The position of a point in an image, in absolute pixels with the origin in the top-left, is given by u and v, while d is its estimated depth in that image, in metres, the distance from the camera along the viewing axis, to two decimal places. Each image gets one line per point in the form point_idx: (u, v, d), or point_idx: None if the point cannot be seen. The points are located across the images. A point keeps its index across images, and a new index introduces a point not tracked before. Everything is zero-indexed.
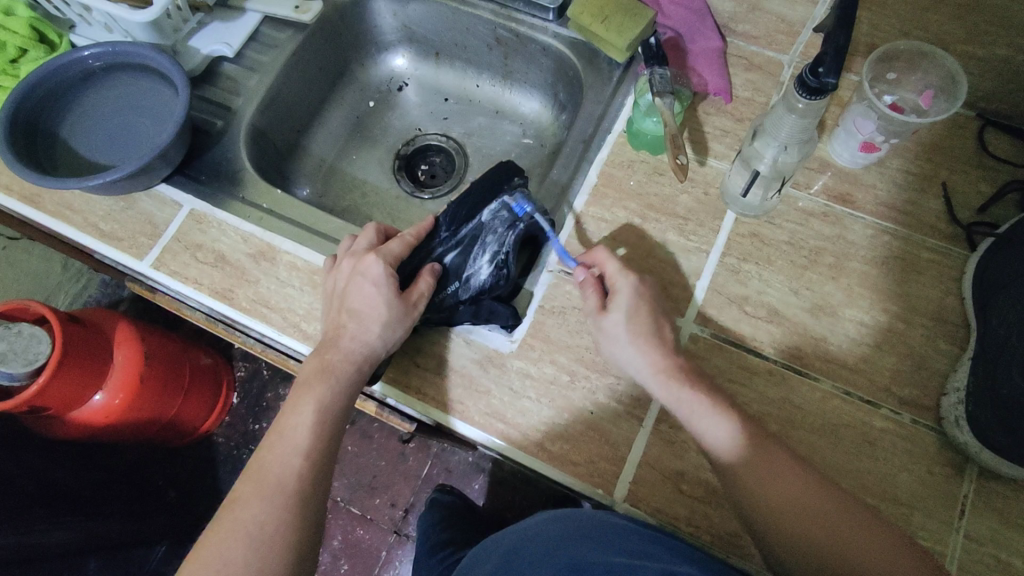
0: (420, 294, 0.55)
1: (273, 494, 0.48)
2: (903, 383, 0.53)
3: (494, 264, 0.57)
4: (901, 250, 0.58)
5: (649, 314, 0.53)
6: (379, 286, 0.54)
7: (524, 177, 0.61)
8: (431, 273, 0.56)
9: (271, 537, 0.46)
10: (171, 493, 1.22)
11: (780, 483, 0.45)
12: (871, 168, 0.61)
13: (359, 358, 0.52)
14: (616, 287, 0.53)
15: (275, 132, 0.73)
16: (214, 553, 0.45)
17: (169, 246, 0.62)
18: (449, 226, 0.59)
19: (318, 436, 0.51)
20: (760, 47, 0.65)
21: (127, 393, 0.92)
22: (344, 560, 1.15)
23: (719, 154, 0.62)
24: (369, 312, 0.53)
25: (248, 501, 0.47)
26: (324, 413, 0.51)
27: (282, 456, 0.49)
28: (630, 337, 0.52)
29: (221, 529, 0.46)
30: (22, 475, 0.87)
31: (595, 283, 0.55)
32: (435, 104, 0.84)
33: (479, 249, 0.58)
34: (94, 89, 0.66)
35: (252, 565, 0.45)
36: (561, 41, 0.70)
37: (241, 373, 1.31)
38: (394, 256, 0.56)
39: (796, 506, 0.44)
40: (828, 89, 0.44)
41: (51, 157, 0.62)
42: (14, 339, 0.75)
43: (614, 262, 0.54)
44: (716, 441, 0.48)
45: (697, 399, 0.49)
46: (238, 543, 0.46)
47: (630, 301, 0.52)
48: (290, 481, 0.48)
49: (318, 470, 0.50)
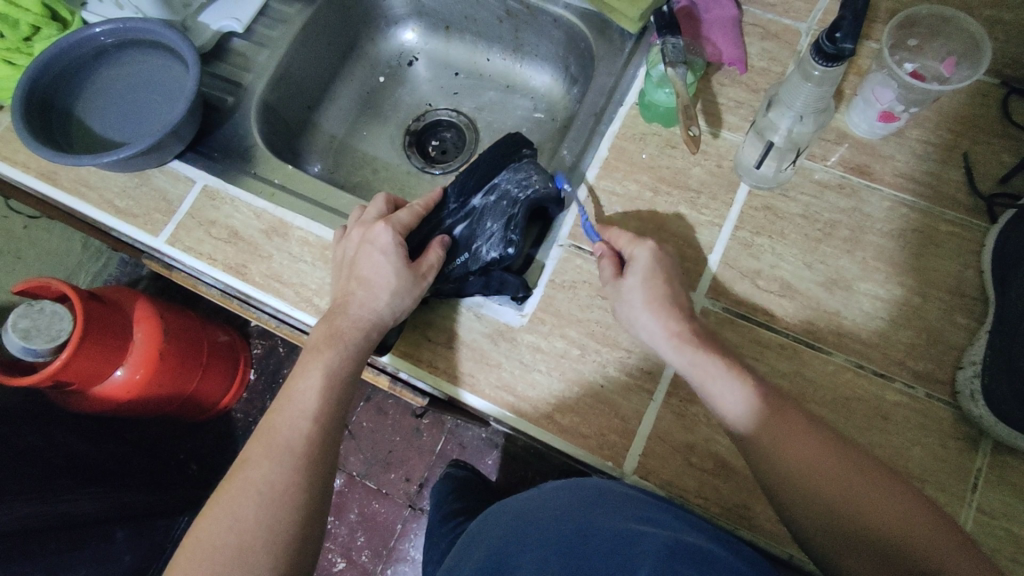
0: (430, 266, 0.56)
1: (283, 455, 0.49)
2: (919, 356, 0.53)
3: (503, 235, 0.55)
4: (919, 222, 0.57)
5: (664, 283, 0.52)
6: (388, 255, 0.54)
7: (533, 148, 0.61)
8: (442, 245, 0.57)
9: (282, 496, 0.47)
10: (193, 467, 1.25)
11: (804, 448, 0.45)
12: (890, 139, 0.59)
13: (368, 325, 0.53)
14: (634, 256, 0.53)
15: (287, 107, 0.73)
16: (226, 510, 0.47)
17: (183, 223, 0.63)
18: (458, 197, 0.60)
19: (325, 400, 0.51)
20: (777, 15, 0.64)
21: (147, 368, 0.94)
22: (361, 533, 1.18)
23: (733, 126, 0.61)
24: (379, 278, 0.54)
25: (259, 462, 0.49)
26: (332, 378, 0.52)
27: (291, 419, 0.51)
28: (642, 308, 0.51)
29: (232, 488, 0.48)
30: (50, 449, 0.92)
31: (612, 255, 0.55)
32: (445, 79, 0.84)
33: (487, 222, 0.57)
34: (106, 66, 0.66)
35: (261, 521, 0.46)
36: (572, 11, 0.69)
37: (258, 350, 1.33)
38: (403, 224, 0.57)
39: (821, 474, 0.44)
40: (847, 55, 0.43)
41: (66, 134, 0.63)
42: (36, 317, 0.79)
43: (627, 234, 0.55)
44: (736, 413, 0.47)
45: (720, 365, 0.48)
46: (248, 501, 0.47)
47: (647, 267, 0.52)
48: (299, 443, 0.50)
49: (327, 435, 0.51)
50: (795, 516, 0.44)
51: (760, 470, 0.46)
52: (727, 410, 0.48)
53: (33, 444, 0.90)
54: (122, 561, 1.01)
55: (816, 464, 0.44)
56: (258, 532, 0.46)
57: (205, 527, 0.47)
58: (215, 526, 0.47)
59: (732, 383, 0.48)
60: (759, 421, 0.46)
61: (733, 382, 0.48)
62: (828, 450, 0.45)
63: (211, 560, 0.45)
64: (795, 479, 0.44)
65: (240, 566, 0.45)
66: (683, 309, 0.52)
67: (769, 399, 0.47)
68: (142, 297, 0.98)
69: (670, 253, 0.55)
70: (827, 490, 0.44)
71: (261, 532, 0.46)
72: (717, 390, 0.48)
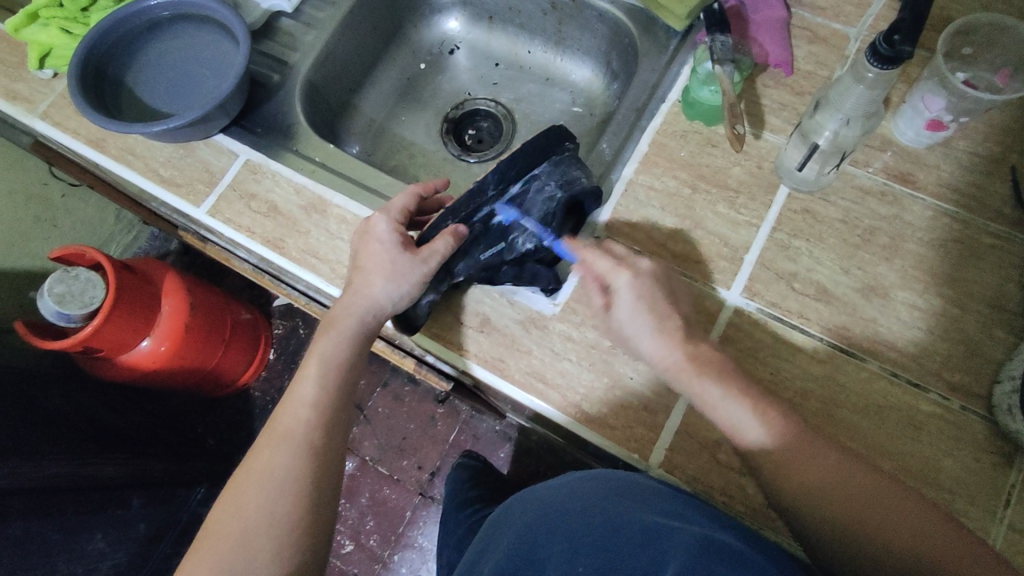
0: (435, 251, 0.54)
1: (284, 443, 0.51)
2: (954, 369, 0.52)
3: (540, 227, 0.56)
4: (961, 233, 0.56)
5: (652, 309, 0.51)
6: (383, 243, 0.55)
7: (575, 142, 0.59)
8: (453, 234, 0.55)
9: (283, 483, 0.49)
10: (209, 441, 1.28)
11: (809, 457, 0.45)
12: (936, 148, 0.59)
13: (362, 309, 0.54)
14: (614, 286, 0.52)
15: (329, 88, 0.74)
16: (235, 498, 0.49)
17: (225, 195, 0.64)
18: (497, 185, 0.57)
19: (323, 389, 0.53)
20: (826, 18, 0.63)
21: (172, 341, 0.96)
22: (371, 517, 1.19)
23: (776, 128, 0.61)
24: (376, 266, 0.54)
25: (262, 451, 0.51)
26: (327, 368, 0.54)
27: (291, 408, 0.52)
28: (641, 333, 0.51)
29: (239, 479, 0.50)
30: (75, 415, 0.95)
31: (594, 280, 0.53)
32: (485, 69, 0.84)
33: (525, 214, 0.57)
34: (158, 38, 0.67)
35: (263, 508, 0.48)
36: (619, 7, 0.69)
37: (279, 330, 1.34)
38: (404, 210, 0.57)
39: (828, 484, 0.44)
40: (904, 58, 0.43)
41: (117, 104, 0.64)
42: (71, 283, 0.81)
43: (606, 258, 0.52)
44: (739, 421, 0.47)
45: (719, 390, 0.48)
46: (252, 489, 0.49)
47: (631, 299, 0.51)
48: (298, 431, 0.51)
49: (327, 421, 0.52)
50: (805, 524, 0.45)
51: (767, 478, 0.46)
52: (749, 442, 0.47)
53: (58, 409, 0.93)
54: (136, 528, 1.03)
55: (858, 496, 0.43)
56: (262, 518, 0.48)
57: (217, 515, 0.49)
58: (225, 514, 0.49)
59: (737, 399, 0.47)
60: (789, 452, 0.45)
61: (740, 407, 0.47)
62: (836, 460, 0.45)
63: (222, 546, 0.48)
64: (802, 489, 0.45)
65: (246, 552, 0.47)
66: (673, 332, 0.50)
67: (770, 409, 0.47)
68: (171, 271, 0.99)
69: (649, 266, 0.53)
70: (835, 499, 0.44)
71: (266, 519, 0.48)
72: (733, 420, 0.47)
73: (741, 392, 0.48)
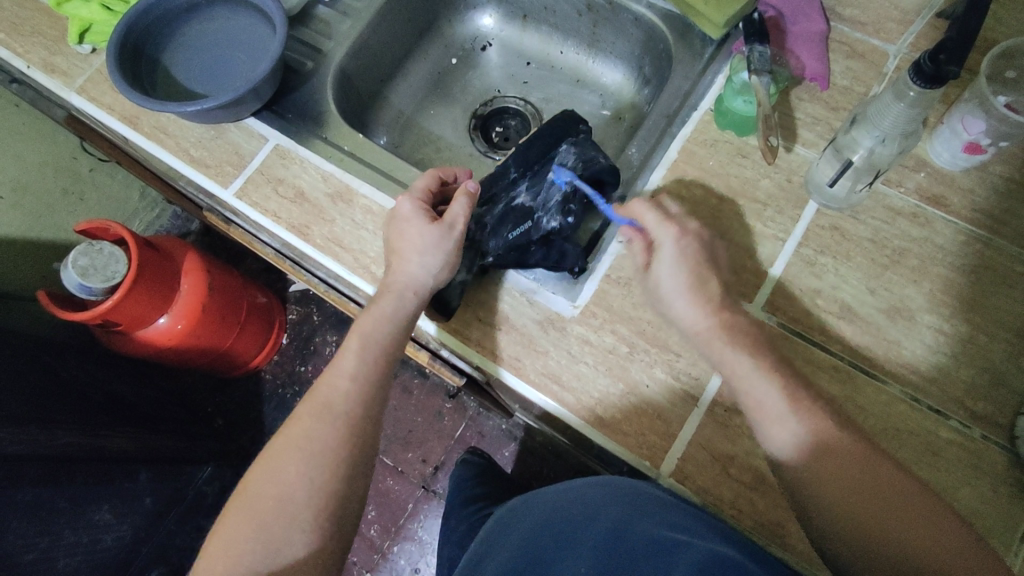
0: (455, 215, 0.56)
1: (324, 413, 0.51)
2: (978, 397, 0.51)
3: (561, 206, 0.57)
4: (992, 259, 0.55)
5: (692, 270, 0.52)
6: (412, 221, 0.56)
7: (590, 126, 0.64)
8: (466, 193, 0.57)
9: (320, 452, 0.50)
10: (219, 422, 1.29)
11: (839, 460, 0.44)
12: (971, 172, 0.58)
13: (403, 287, 0.55)
14: (660, 242, 0.53)
15: (361, 78, 0.75)
16: (272, 464, 0.50)
17: (252, 178, 0.64)
18: (519, 167, 0.62)
19: (363, 361, 0.54)
20: (866, 34, 0.63)
21: (189, 321, 0.97)
22: (372, 506, 1.20)
23: (808, 142, 0.60)
24: (410, 244, 0.55)
25: (302, 419, 0.51)
26: (368, 343, 0.54)
27: (332, 380, 0.53)
28: (677, 292, 0.52)
29: (277, 445, 0.51)
30: (90, 387, 0.96)
31: (642, 237, 0.55)
32: (516, 67, 0.84)
33: (547, 192, 0.59)
34: (196, 20, 0.68)
35: (303, 476, 0.49)
36: (655, 12, 0.69)
37: (292, 316, 1.35)
38: (426, 189, 0.59)
39: (845, 478, 0.43)
40: (949, 78, 0.43)
41: (152, 81, 0.65)
42: (95, 256, 0.82)
43: (654, 212, 0.54)
44: (783, 424, 0.46)
45: (751, 364, 0.48)
46: (291, 456, 0.50)
47: (674, 257, 0.52)
48: (338, 402, 0.52)
49: (367, 397, 0.53)
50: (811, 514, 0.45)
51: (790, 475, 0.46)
52: (773, 428, 0.47)
53: (76, 377, 0.95)
54: (141, 501, 1.02)
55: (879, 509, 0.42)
56: (301, 486, 0.49)
57: (254, 478, 0.50)
58: (263, 478, 0.49)
59: (786, 411, 0.46)
60: (817, 453, 0.45)
61: (772, 388, 0.47)
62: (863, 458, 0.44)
63: (259, 509, 0.48)
64: (818, 480, 0.44)
65: (284, 516, 0.48)
66: (714, 294, 0.51)
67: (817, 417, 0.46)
68: (191, 250, 1.00)
69: (697, 228, 0.54)
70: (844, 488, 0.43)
71: (303, 486, 0.49)
72: (761, 401, 0.47)
73: (840, 451, 0.44)
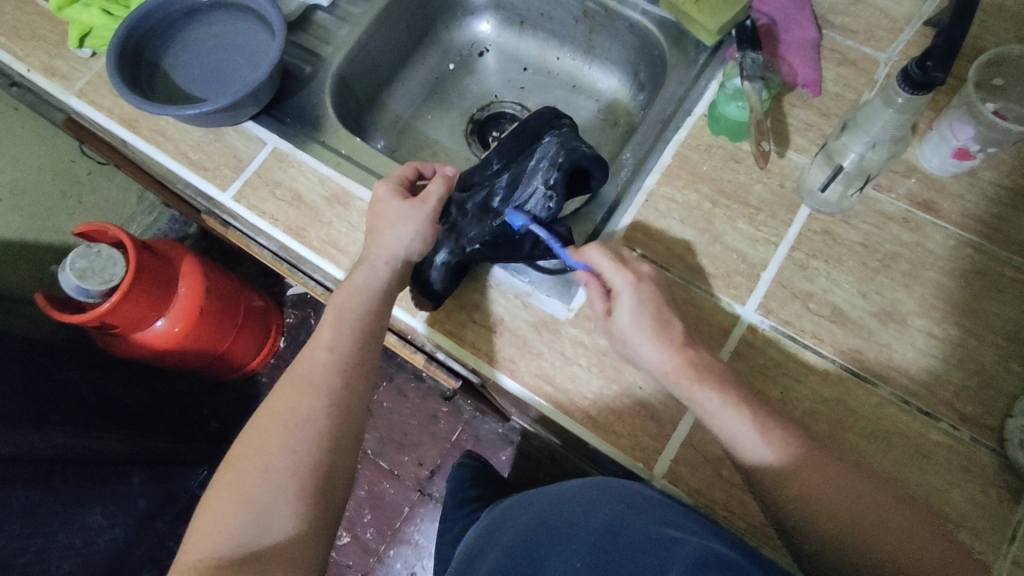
0: (432, 193, 0.58)
1: (307, 386, 0.52)
2: (968, 400, 0.52)
3: (543, 193, 0.57)
4: (981, 264, 0.56)
5: (654, 315, 0.51)
6: (389, 201, 0.58)
7: (567, 119, 0.63)
8: (442, 176, 0.60)
9: (305, 421, 0.50)
10: (214, 424, 1.28)
11: (819, 479, 0.45)
12: (961, 178, 0.58)
13: (380, 258, 0.56)
14: (617, 290, 0.52)
15: (358, 83, 0.76)
16: (256, 437, 0.50)
17: (250, 180, 0.65)
18: (500, 159, 0.61)
19: (340, 333, 0.54)
20: (857, 42, 0.63)
21: (186, 323, 0.97)
22: (368, 510, 1.20)
23: (800, 147, 0.61)
24: (387, 221, 0.57)
25: (284, 393, 0.52)
26: (343, 317, 0.55)
27: (312, 352, 0.54)
28: (641, 338, 0.50)
29: (260, 421, 0.51)
30: (87, 390, 0.96)
31: (598, 285, 0.53)
32: (513, 73, 0.85)
33: (528, 180, 0.58)
34: (195, 25, 0.69)
35: (287, 445, 0.49)
36: (650, 18, 0.69)
37: (290, 319, 1.35)
38: (404, 177, 0.61)
39: (826, 498, 0.44)
40: (935, 84, 0.44)
41: (151, 84, 0.66)
42: (93, 258, 0.82)
43: (609, 260, 0.52)
44: (759, 449, 0.46)
45: (719, 399, 0.48)
46: (275, 428, 0.50)
47: (632, 304, 0.51)
48: (318, 372, 0.53)
49: (345, 364, 0.53)
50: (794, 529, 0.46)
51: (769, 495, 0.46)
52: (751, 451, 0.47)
53: (71, 381, 0.95)
54: (134, 504, 1.02)
55: (861, 517, 0.44)
56: (286, 456, 0.49)
57: (239, 451, 0.50)
58: (248, 449, 0.49)
59: (738, 416, 0.47)
60: (794, 473, 0.45)
61: (739, 417, 0.47)
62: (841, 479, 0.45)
63: (245, 481, 0.48)
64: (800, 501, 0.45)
65: (270, 487, 0.47)
66: (673, 337, 0.50)
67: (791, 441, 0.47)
68: (189, 253, 1.01)
69: (650, 272, 0.53)
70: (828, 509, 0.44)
71: (287, 453, 0.49)
72: (731, 432, 0.47)
73: (819, 474, 0.45)
